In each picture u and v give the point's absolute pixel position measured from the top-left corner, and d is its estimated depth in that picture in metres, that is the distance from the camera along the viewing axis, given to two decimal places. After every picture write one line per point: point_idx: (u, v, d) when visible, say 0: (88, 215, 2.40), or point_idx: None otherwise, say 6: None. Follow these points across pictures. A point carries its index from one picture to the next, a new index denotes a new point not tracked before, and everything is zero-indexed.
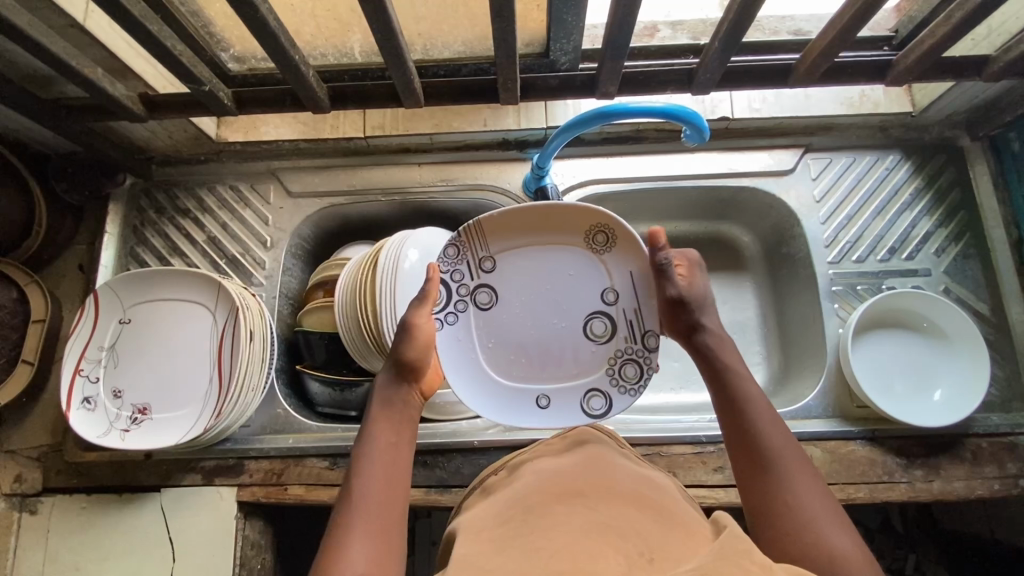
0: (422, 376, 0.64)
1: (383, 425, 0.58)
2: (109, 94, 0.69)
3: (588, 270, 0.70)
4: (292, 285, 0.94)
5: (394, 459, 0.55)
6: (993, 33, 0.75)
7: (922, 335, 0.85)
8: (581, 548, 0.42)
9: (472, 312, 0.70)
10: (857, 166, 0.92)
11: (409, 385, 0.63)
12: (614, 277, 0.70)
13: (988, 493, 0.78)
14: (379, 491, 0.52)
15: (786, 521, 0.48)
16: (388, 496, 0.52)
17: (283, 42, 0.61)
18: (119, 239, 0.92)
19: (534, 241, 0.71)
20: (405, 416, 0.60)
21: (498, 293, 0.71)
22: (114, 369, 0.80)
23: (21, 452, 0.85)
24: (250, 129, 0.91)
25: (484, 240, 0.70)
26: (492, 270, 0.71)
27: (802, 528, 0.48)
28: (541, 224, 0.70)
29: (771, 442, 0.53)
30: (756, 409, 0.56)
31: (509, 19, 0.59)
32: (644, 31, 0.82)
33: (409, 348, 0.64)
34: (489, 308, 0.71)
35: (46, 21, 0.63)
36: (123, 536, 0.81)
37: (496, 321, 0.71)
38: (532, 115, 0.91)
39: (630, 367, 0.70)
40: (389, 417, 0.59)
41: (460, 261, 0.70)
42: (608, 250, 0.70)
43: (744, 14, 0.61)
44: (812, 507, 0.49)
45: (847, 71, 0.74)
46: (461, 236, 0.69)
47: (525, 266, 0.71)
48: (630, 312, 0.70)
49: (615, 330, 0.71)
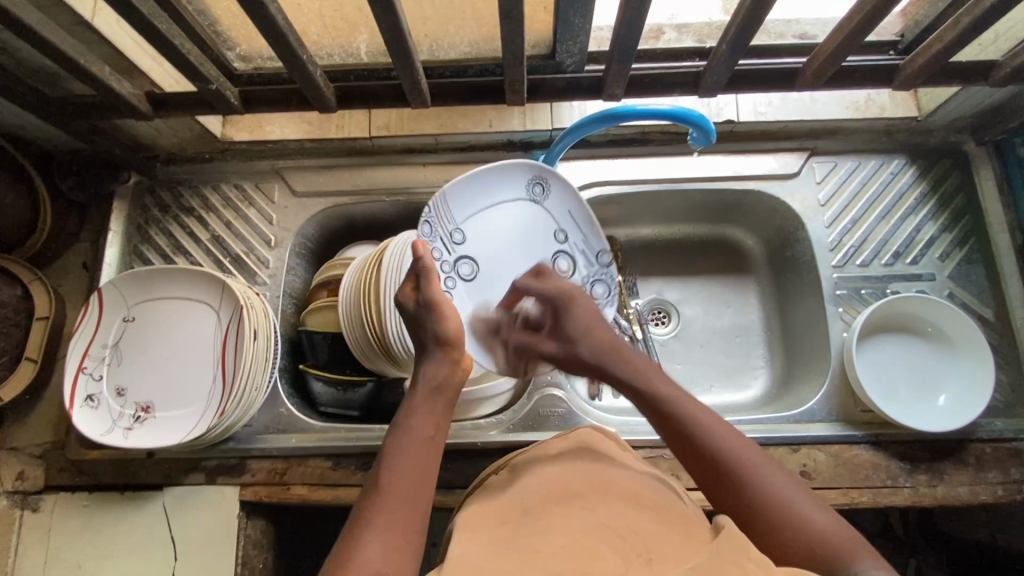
0: (459, 350, 0.62)
1: (422, 413, 0.58)
2: (116, 92, 0.69)
3: (536, 217, 0.78)
4: (296, 284, 0.94)
5: (425, 456, 0.55)
6: (1000, 38, 0.76)
7: (916, 334, 0.86)
8: (578, 550, 0.42)
9: (460, 287, 0.72)
10: (862, 170, 0.92)
11: (450, 362, 0.62)
12: (558, 216, 0.79)
13: (991, 498, 0.78)
14: (404, 485, 0.52)
15: (783, 527, 0.49)
16: (412, 492, 0.52)
17: (291, 41, 0.61)
18: (123, 237, 0.92)
19: (494, 202, 0.75)
20: (443, 406, 0.59)
21: (477, 261, 0.74)
22: (117, 367, 0.80)
23: (23, 449, 0.85)
24: (256, 128, 0.91)
25: (450, 214, 0.71)
26: (463, 241, 0.73)
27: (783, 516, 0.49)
28: (496, 181, 0.74)
29: (727, 447, 0.53)
30: (701, 421, 0.55)
31: (517, 19, 0.59)
32: (650, 34, 0.81)
33: (441, 326, 0.62)
34: (472, 277, 0.74)
35: (54, 19, 0.63)
36: (125, 534, 0.81)
37: (484, 287, 0.74)
38: (538, 116, 0.91)
39: (598, 287, 0.82)
40: (426, 408, 0.58)
41: (434, 237, 0.70)
42: (548, 197, 0.78)
43: (754, 14, 0.61)
44: (788, 496, 0.51)
45: (854, 75, 0.74)
46: (431, 211, 0.69)
47: (485, 230, 0.74)
48: (580, 243, 0.81)
49: (576, 264, 0.81)
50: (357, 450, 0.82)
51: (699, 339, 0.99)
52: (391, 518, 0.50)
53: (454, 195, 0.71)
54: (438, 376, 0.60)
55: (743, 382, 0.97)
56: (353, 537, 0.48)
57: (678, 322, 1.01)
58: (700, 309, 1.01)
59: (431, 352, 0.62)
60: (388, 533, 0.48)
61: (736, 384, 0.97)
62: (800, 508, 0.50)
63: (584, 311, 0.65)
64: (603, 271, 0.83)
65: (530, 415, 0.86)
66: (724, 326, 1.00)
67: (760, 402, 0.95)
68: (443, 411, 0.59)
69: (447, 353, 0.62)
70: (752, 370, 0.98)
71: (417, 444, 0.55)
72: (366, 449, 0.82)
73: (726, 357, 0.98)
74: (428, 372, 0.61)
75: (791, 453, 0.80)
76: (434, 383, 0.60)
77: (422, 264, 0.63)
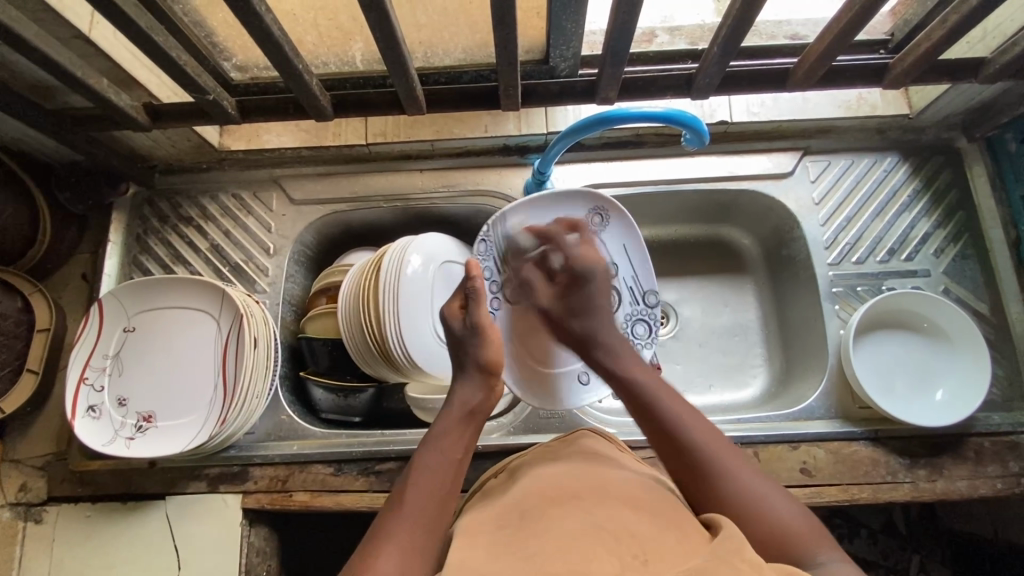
0: (496, 377, 0.66)
1: (453, 435, 0.60)
2: (114, 105, 0.69)
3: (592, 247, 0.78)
4: (295, 292, 0.95)
5: (451, 477, 0.56)
6: (988, 35, 0.76)
7: (913, 329, 0.86)
8: (573, 551, 0.42)
9: (503, 309, 0.79)
10: (855, 168, 0.92)
11: (485, 388, 0.64)
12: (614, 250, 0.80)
13: (991, 492, 0.78)
14: (426, 502, 0.53)
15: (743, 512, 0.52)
16: (436, 509, 0.53)
17: (287, 51, 0.62)
18: (122, 247, 0.93)
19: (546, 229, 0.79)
20: (473, 430, 0.61)
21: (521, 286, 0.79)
22: (118, 378, 0.80)
23: (25, 461, 0.85)
24: (253, 137, 0.92)
25: (506, 236, 0.77)
26: (512, 264, 0.78)
27: (744, 505, 0.52)
28: (556, 207, 0.78)
29: (688, 431, 0.57)
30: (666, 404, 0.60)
31: (511, 26, 0.60)
32: (642, 37, 0.82)
33: (483, 351, 0.65)
34: (515, 302, 0.79)
35: (52, 33, 0.64)
36: (128, 544, 0.81)
37: (524, 313, 0.80)
38: (533, 120, 0.92)
39: (639, 327, 0.82)
40: (458, 431, 0.60)
41: (487, 258, 0.77)
42: (606, 227, 0.79)
43: (745, 15, 0.61)
44: (741, 476, 0.54)
45: (844, 75, 0.75)
46: (489, 232, 0.77)
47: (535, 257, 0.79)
48: (630, 279, 0.80)
49: (620, 300, 0.81)
50: (359, 455, 0.82)
51: (698, 339, 1.00)
52: (417, 533, 0.50)
53: (510, 217, 0.77)
54: (472, 401, 0.63)
55: (742, 381, 0.97)
56: (372, 547, 0.49)
57: (676, 323, 1.01)
58: (698, 310, 1.02)
59: (466, 374, 0.65)
60: (411, 548, 0.49)
61: (734, 383, 0.97)
62: (752, 489, 0.53)
63: (595, 293, 0.72)
64: (651, 310, 0.81)
65: (530, 418, 0.86)
66: (722, 326, 1.01)
67: (759, 400, 0.95)
68: (471, 437, 0.61)
69: (484, 378, 0.65)
70: (750, 368, 0.98)
71: (445, 464, 0.57)
72: (368, 454, 0.82)
73: (724, 356, 0.99)
74: (463, 395, 0.63)
75: (791, 451, 0.80)
76: (468, 408, 0.62)
77: (471, 284, 0.67)
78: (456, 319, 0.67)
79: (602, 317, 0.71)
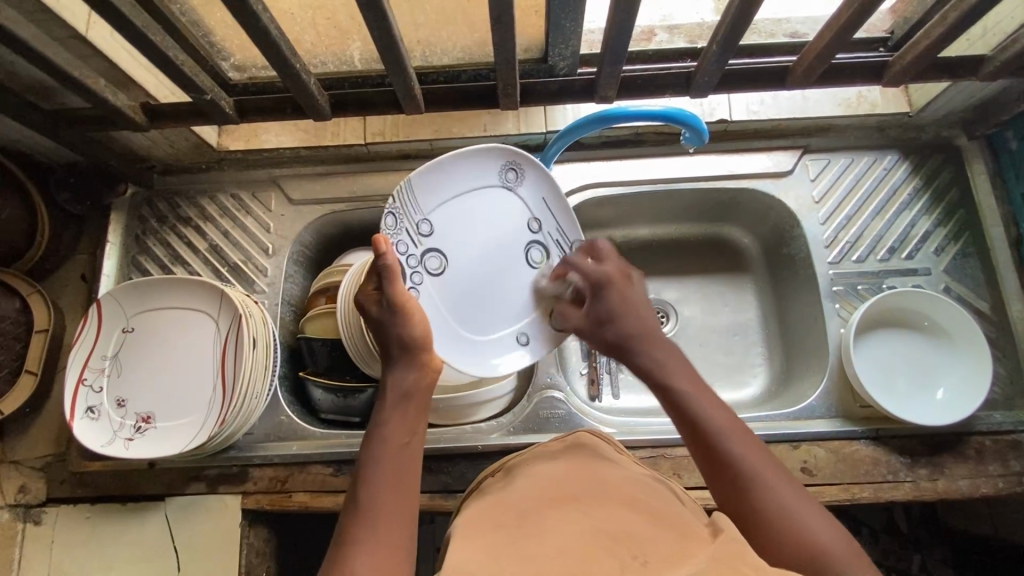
0: (428, 353, 0.63)
1: (395, 421, 0.58)
2: (111, 105, 0.69)
3: (507, 204, 0.75)
4: (294, 292, 0.95)
5: (403, 465, 0.55)
6: (988, 33, 0.76)
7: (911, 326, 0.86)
8: (573, 554, 0.42)
9: (429, 281, 0.71)
10: (855, 166, 0.92)
11: (420, 366, 0.63)
12: (531, 205, 0.76)
13: (992, 491, 0.78)
14: (386, 496, 0.52)
15: (783, 535, 0.49)
16: (398, 495, 0.53)
17: (285, 50, 0.62)
18: (121, 248, 0.93)
19: (459, 190, 0.72)
20: (415, 411, 0.60)
21: (445, 254, 0.72)
22: (116, 379, 0.80)
23: (24, 462, 0.85)
24: (252, 137, 0.93)
25: (417, 205, 0.69)
26: (432, 232, 0.71)
27: (788, 525, 0.49)
28: (470, 169, 0.72)
29: (733, 447, 0.54)
30: (711, 413, 0.57)
31: (508, 24, 0.59)
32: (642, 36, 0.82)
33: (409, 328, 0.63)
34: (441, 272, 0.71)
35: (49, 33, 0.64)
36: (128, 545, 0.81)
37: (451, 281, 0.72)
38: (532, 119, 0.92)
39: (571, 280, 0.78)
40: (400, 416, 0.59)
41: (399, 232, 0.68)
42: (521, 183, 0.76)
43: (744, 13, 0.61)
44: (788, 499, 0.51)
45: (844, 73, 0.75)
46: (395, 203, 0.67)
47: (456, 217, 0.72)
48: (554, 232, 0.77)
49: (549, 254, 0.77)
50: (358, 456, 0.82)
51: (698, 338, 0.99)
52: (385, 522, 0.51)
53: (420, 184, 0.69)
54: (405, 383, 0.61)
55: (743, 380, 0.97)
56: (342, 551, 0.49)
57: (677, 322, 1.01)
58: (698, 309, 1.02)
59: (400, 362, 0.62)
60: (382, 538, 0.49)
61: (735, 382, 0.97)
62: (797, 511, 0.50)
63: (620, 293, 0.68)
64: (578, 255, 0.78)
65: (530, 418, 0.86)
66: (723, 325, 1.00)
67: (759, 399, 0.95)
68: (413, 417, 0.60)
69: (411, 357, 0.63)
70: (751, 368, 0.98)
71: (394, 454, 0.56)
72: None
73: (725, 355, 0.99)
74: (398, 379, 0.62)
75: (792, 450, 0.80)
76: (402, 390, 0.61)
77: (383, 261, 0.61)
78: (373, 299, 0.63)
79: (634, 313, 0.66)
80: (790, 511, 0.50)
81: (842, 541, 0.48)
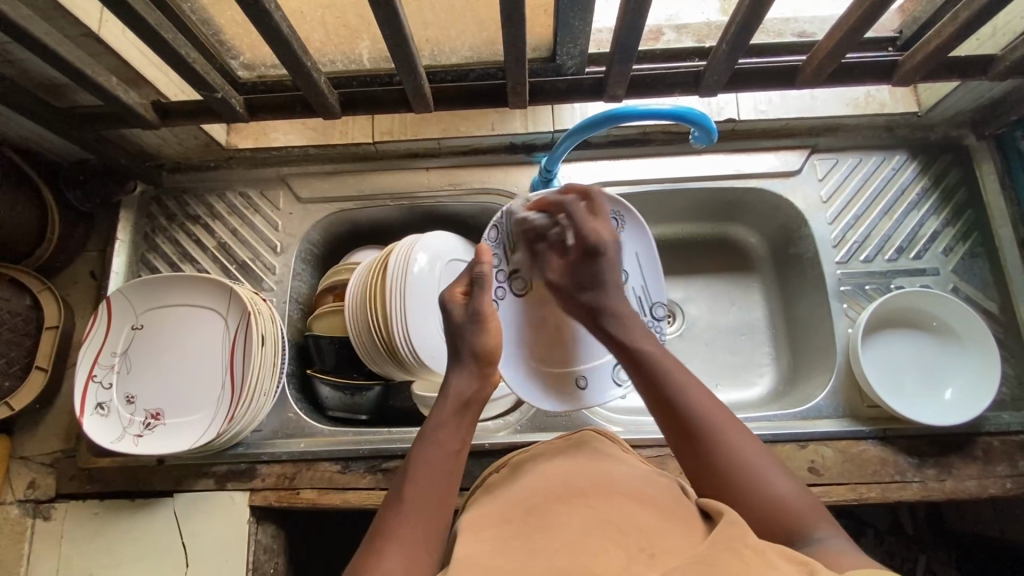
0: (492, 366, 0.66)
1: (448, 428, 0.60)
2: (122, 102, 0.69)
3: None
4: (302, 289, 0.95)
5: (450, 468, 0.57)
6: (998, 32, 0.76)
7: (920, 326, 0.86)
8: (580, 546, 0.42)
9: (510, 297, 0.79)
10: (863, 166, 0.92)
11: (480, 376, 0.65)
12: (625, 257, 0.79)
13: (1000, 492, 0.78)
14: (426, 498, 0.54)
15: (750, 491, 0.53)
16: (435, 492, 0.55)
17: (295, 48, 0.62)
18: (130, 245, 0.93)
19: (563, 224, 0.76)
20: (468, 421, 0.62)
21: (529, 276, 0.79)
22: (126, 375, 0.80)
23: (33, 458, 0.85)
24: (261, 135, 0.92)
25: (522, 224, 0.76)
26: (520, 255, 0.78)
27: (754, 479, 0.54)
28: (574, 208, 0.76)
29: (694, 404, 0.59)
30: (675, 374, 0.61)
31: (519, 23, 0.60)
32: (649, 35, 0.82)
33: (480, 339, 0.66)
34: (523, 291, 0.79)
35: (61, 31, 0.64)
36: (136, 541, 0.81)
37: (530, 304, 0.80)
38: (539, 118, 0.92)
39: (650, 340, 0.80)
40: (454, 421, 0.61)
41: (496, 243, 0.78)
42: (620, 231, 0.79)
43: (754, 12, 0.61)
44: (751, 458, 0.55)
45: (853, 72, 0.75)
46: (500, 219, 0.77)
47: (550, 248, 0.76)
48: (639, 290, 0.80)
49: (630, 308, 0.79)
50: (366, 453, 0.83)
51: (704, 338, 1.00)
52: (422, 517, 0.52)
53: (529, 206, 0.76)
54: (467, 392, 0.63)
55: (750, 379, 0.97)
56: (374, 545, 0.50)
57: (683, 321, 1.01)
58: (704, 308, 1.02)
59: (461, 365, 0.65)
60: (418, 533, 0.51)
61: (742, 381, 0.97)
62: (763, 471, 0.54)
63: (607, 266, 0.71)
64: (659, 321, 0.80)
65: (537, 416, 0.86)
66: (729, 325, 1.00)
67: (766, 399, 0.95)
68: (467, 426, 0.62)
69: (479, 368, 0.65)
70: (758, 367, 0.98)
71: (440, 458, 0.57)
72: (374, 452, 0.82)
73: (731, 355, 0.98)
74: (457, 386, 0.64)
75: (799, 450, 0.80)
76: (464, 398, 0.63)
77: (477, 268, 0.69)
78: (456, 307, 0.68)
79: (612, 287, 0.71)
80: (755, 468, 0.55)
81: (807, 499, 0.53)
